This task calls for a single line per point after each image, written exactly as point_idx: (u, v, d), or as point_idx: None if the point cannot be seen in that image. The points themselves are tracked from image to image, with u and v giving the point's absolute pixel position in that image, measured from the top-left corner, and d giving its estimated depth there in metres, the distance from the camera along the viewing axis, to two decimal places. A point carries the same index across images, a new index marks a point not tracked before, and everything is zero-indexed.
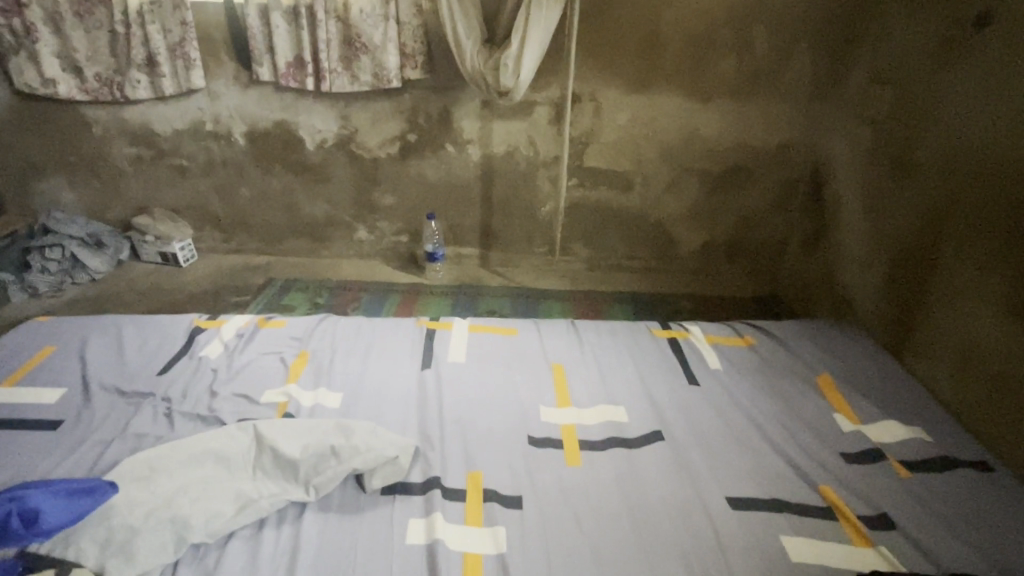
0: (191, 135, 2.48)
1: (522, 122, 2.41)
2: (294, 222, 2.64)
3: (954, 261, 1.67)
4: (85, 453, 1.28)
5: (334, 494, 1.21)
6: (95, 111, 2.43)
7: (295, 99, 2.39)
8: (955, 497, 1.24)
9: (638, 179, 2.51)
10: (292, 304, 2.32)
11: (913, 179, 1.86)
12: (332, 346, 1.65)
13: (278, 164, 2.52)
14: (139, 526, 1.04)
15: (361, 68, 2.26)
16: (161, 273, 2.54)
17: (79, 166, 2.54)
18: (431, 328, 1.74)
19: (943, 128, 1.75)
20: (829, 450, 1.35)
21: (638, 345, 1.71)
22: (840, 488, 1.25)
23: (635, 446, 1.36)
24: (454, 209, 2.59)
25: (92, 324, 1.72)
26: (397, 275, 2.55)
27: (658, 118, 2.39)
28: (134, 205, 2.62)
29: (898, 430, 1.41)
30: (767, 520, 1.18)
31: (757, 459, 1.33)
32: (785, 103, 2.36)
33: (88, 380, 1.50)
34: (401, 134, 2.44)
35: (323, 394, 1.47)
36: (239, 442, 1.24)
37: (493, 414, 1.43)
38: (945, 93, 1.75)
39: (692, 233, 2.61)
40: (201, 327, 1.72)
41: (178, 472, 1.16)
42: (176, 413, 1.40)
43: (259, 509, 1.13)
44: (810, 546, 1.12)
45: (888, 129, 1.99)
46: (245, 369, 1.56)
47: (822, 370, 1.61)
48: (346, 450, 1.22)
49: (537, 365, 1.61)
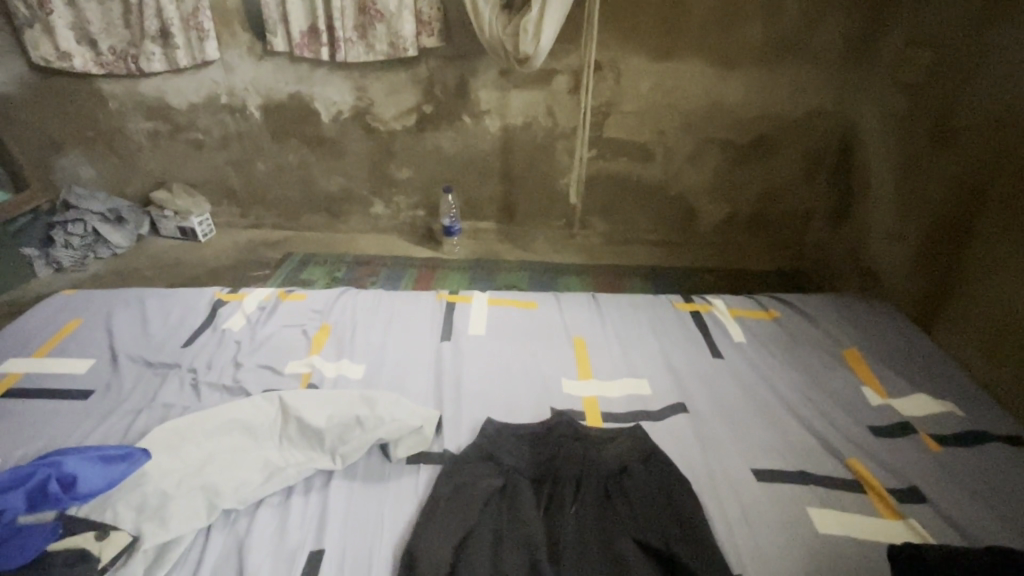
0: (206, 108, 2.46)
1: (541, 91, 2.35)
2: (310, 196, 2.62)
3: (992, 231, 1.61)
4: (116, 422, 1.31)
5: (359, 463, 1.22)
6: (111, 85, 2.42)
7: (309, 70, 2.36)
8: (987, 472, 1.21)
9: (660, 151, 2.45)
10: (311, 278, 2.33)
11: (950, 145, 1.78)
12: (352, 319, 1.66)
13: (294, 138, 2.50)
14: (173, 492, 1.07)
15: (377, 37, 2.21)
16: (181, 248, 2.56)
17: (97, 141, 2.54)
18: (451, 301, 1.74)
19: (986, 89, 1.66)
20: (857, 424, 1.33)
21: (660, 318, 1.69)
22: (868, 461, 1.23)
23: (657, 418, 1.35)
24: (471, 183, 2.55)
25: (117, 297, 1.74)
26: (413, 250, 2.54)
27: (682, 85, 2.31)
28: (153, 180, 2.63)
29: (929, 404, 1.37)
30: (793, 492, 1.17)
31: (782, 432, 1.31)
32: (814, 69, 2.27)
33: (116, 352, 1.52)
34: (416, 105, 2.40)
35: (345, 365, 1.48)
36: (264, 412, 1.26)
37: (514, 386, 1.44)
38: (987, 56, 1.66)
39: (713, 206, 2.56)
40: (223, 300, 1.73)
41: (206, 441, 1.18)
42: (202, 383, 1.42)
43: (286, 477, 1.15)
44: (837, 518, 1.11)
45: (924, 95, 1.91)
46: (267, 341, 1.57)
47: (850, 344, 1.57)
48: (371, 420, 1.23)
49: (558, 338, 1.60)
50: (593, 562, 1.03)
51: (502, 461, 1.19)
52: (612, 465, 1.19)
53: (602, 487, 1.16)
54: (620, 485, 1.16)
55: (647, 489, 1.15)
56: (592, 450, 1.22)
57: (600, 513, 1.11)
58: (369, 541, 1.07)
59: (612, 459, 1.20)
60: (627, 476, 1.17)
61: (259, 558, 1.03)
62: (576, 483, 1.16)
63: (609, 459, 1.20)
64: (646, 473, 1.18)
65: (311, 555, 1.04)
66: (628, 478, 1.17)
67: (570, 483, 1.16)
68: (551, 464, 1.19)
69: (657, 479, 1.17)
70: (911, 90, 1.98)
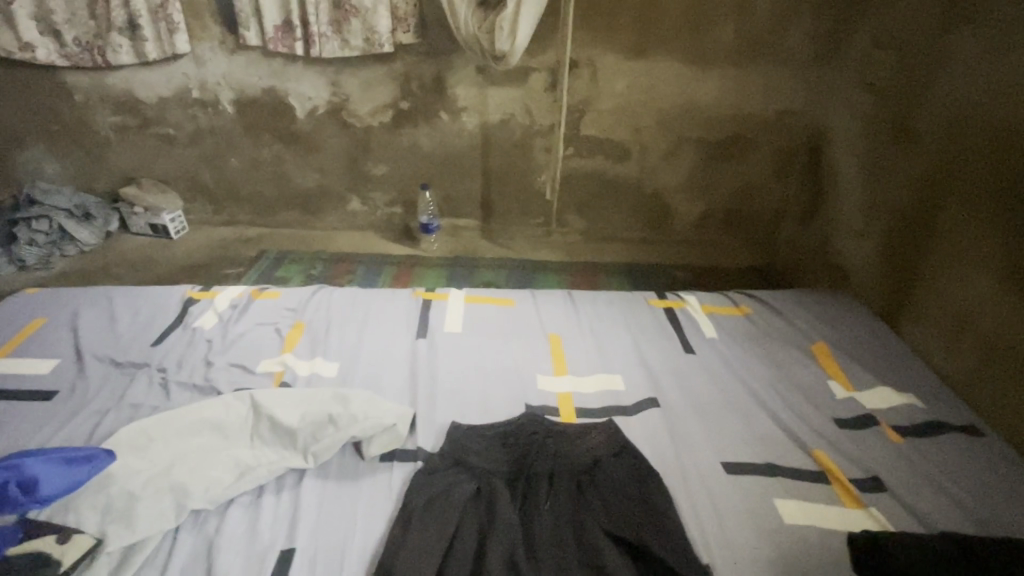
0: (177, 102, 2.41)
1: (518, 89, 2.35)
2: (285, 192, 2.59)
3: (953, 228, 1.67)
4: (81, 423, 1.28)
5: (332, 461, 1.21)
6: (76, 78, 2.35)
7: (284, 65, 2.33)
8: (945, 461, 1.25)
9: (636, 149, 2.47)
10: (286, 276, 2.30)
11: (915, 145, 1.84)
12: (327, 317, 1.64)
13: (268, 133, 2.46)
14: (140, 493, 1.05)
15: (352, 32, 2.19)
16: (151, 246, 2.50)
17: (62, 135, 2.47)
18: (427, 298, 1.73)
19: (949, 89, 1.71)
20: (823, 416, 1.36)
21: (635, 314, 1.71)
22: (832, 452, 1.27)
23: (630, 412, 1.37)
24: (448, 180, 2.55)
25: (83, 296, 1.70)
26: (391, 247, 2.52)
27: (658, 84, 2.34)
28: (122, 175, 2.56)
29: (891, 396, 1.42)
30: (759, 483, 1.20)
31: (751, 425, 1.34)
32: (787, 69, 2.32)
33: (81, 352, 1.48)
34: (393, 101, 2.39)
35: (319, 363, 1.47)
36: (235, 412, 1.24)
37: (490, 383, 1.44)
38: (947, 60, 1.72)
39: (689, 204, 2.59)
40: (194, 299, 1.70)
41: (175, 441, 1.16)
42: (171, 382, 1.39)
43: (257, 476, 1.14)
44: (802, 507, 1.14)
45: (889, 97, 1.97)
46: (239, 339, 1.55)
47: (818, 339, 1.61)
48: (344, 418, 1.22)
49: (534, 334, 1.61)
50: (565, 557, 1.04)
51: (475, 461, 1.19)
52: (585, 460, 1.21)
53: (574, 481, 1.17)
54: (594, 480, 1.17)
55: (618, 482, 1.17)
56: (564, 446, 1.23)
57: (572, 507, 1.12)
58: (341, 539, 1.07)
59: (584, 454, 1.22)
60: (601, 473, 1.18)
61: (229, 558, 1.02)
62: (549, 478, 1.17)
63: (582, 454, 1.22)
64: (619, 469, 1.19)
65: (282, 554, 1.03)
66: (600, 472, 1.19)
67: (541, 478, 1.17)
68: (524, 461, 1.20)
69: (630, 474, 1.18)
70: (877, 92, 2.04)
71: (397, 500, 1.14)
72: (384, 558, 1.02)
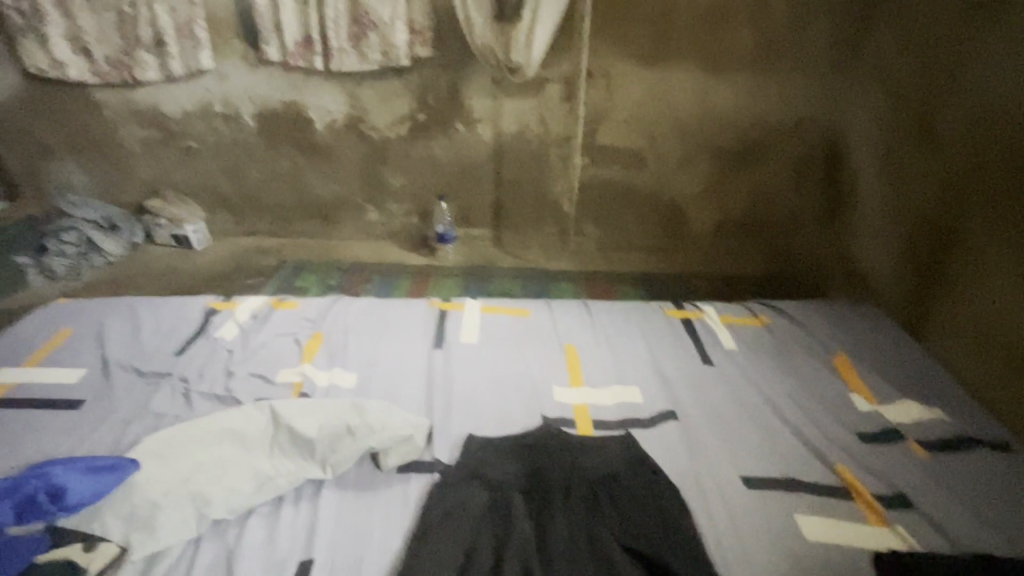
0: (201, 117, 2.47)
1: (533, 99, 2.37)
2: (304, 204, 2.63)
3: (979, 237, 1.63)
4: (106, 431, 1.31)
5: (350, 472, 1.22)
6: (105, 94, 2.43)
7: (304, 79, 2.37)
8: (974, 477, 1.22)
9: (652, 158, 2.47)
10: (304, 286, 2.33)
11: (938, 153, 1.80)
12: (345, 327, 1.66)
13: (288, 146, 2.51)
14: (162, 501, 1.07)
15: (370, 47, 2.23)
16: (175, 256, 2.55)
17: (91, 150, 2.55)
18: (444, 308, 1.74)
19: (973, 95, 1.68)
20: (845, 430, 1.33)
21: (652, 324, 1.70)
22: (856, 467, 1.24)
23: (647, 425, 1.36)
24: (464, 190, 2.57)
25: (110, 306, 1.74)
26: (407, 257, 2.54)
27: (674, 93, 2.33)
28: (147, 188, 2.63)
29: (917, 410, 1.38)
30: (781, 499, 1.17)
31: (771, 438, 1.32)
32: (804, 76, 2.30)
33: (107, 361, 1.52)
34: (410, 114, 2.42)
35: (337, 373, 1.49)
36: (255, 422, 1.26)
37: (505, 394, 1.44)
38: (970, 66, 1.69)
39: (706, 213, 2.57)
40: (216, 309, 1.73)
41: (197, 450, 1.18)
42: (193, 392, 1.42)
43: (277, 486, 1.16)
44: (825, 523, 1.12)
45: (911, 104, 1.94)
46: (260, 349, 1.57)
47: (839, 351, 1.59)
48: (362, 429, 1.23)
49: (550, 345, 1.61)
50: (583, 571, 1.03)
51: (490, 476, 1.19)
52: (602, 473, 1.20)
53: (591, 494, 1.16)
54: (613, 494, 1.16)
55: (636, 496, 1.15)
56: (580, 459, 1.23)
57: (589, 520, 1.11)
58: (358, 550, 1.07)
59: (601, 467, 1.21)
60: (619, 487, 1.17)
61: (249, 567, 1.03)
62: (565, 491, 1.16)
63: (599, 467, 1.21)
64: (638, 482, 1.18)
65: (300, 565, 1.04)
66: (617, 485, 1.18)
67: (558, 490, 1.16)
68: (540, 473, 1.20)
69: (649, 488, 1.17)
70: (897, 99, 2.01)
71: (413, 512, 1.14)
72: (400, 570, 1.02)
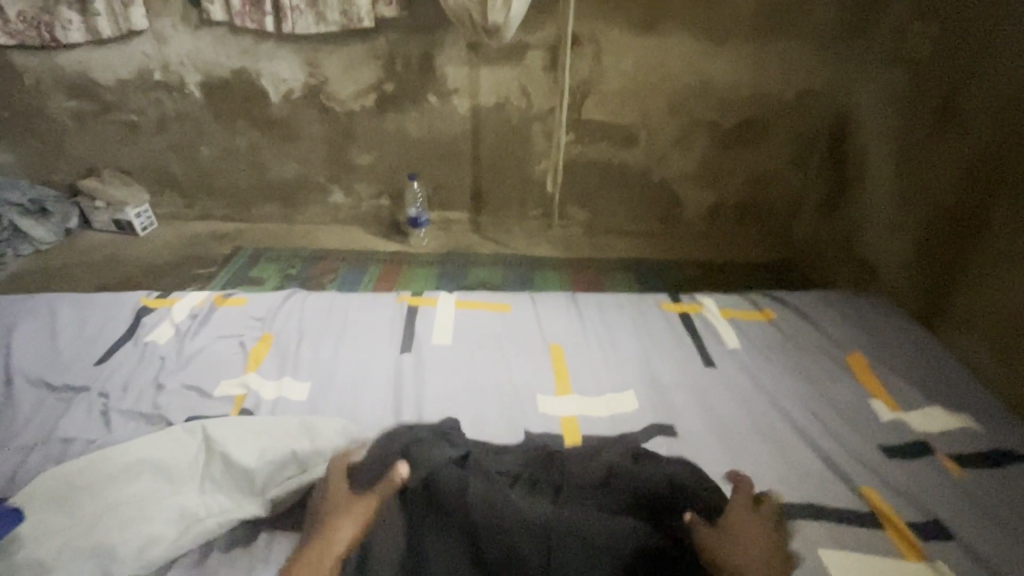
0: (138, 85, 2.18)
1: (513, 68, 2.14)
2: (262, 184, 2.37)
3: (1009, 222, 1.48)
4: (2, 463, 1.09)
5: (296, 509, 1.02)
6: (24, 58, 2.13)
7: (254, 43, 2.10)
8: (1014, 499, 1.08)
9: (644, 134, 2.26)
10: (261, 276, 2.10)
11: (959, 129, 1.64)
12: (299, 328, 1.45)
13: (239, 119, 2.24)
14: (55, 560, 0.87)
15: (328, 5, 1.97)
16: (115, 244, 2.29)
17: (13, 123, 2.24)
18: (413, 304, 1.54)
19: (1006, 64, 1.51)
20: (868, 444, 1.18)
21: (647, 320, 1.52)
22: (884, 489, 1.08)
23: (646, 441, 1.19)
24: (439, 169, 2.34)
25: (22, 305, 1.49)
26: (378, 243, 2.31)
27: (668, 61, 2.12)
28: (81, 167, 2.34)
29: (945, 418, 1.24)
30: (801, 528, 1.02)
31: (786, 455, 1.16)
32: (808, 45, 2.10)
33: (13, 374, 1.29)
34: (376, 83, 2.17)
35: (287, 385, 1.28)
36: (184, 449, 1.06)
37: (482, 406, 1.25)
38: (1001, 32, 1.52)
39: (700, 193, 2.38)
40: (149, 307, 1.50)
41: (106, 487, 0.97)
42: (114, 411, 1.20)
43: (205, 531, 0.95)
44: (854, 560, 0.96)
45: (929, 74, 1.76)
46: (197, 356, 1.35)
47: (854, 350, 1.43)
48: (311, 457, 1.04)
49: (534, 347, 1.42)
50: None
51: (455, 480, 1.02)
52: (597, 474, 1.05)
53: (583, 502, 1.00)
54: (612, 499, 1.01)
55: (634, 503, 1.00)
56: (566, 466, 1.07)
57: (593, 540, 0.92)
58: None
59: (591, 473, 1.05)
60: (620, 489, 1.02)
61: None
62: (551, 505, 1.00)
63: (592, 471, 1.05)
64: (639, 484, 1.02)
65: None
66: (614, 487, 1.02)
67: (543, 506, 1.00)
68: (523, 486, 1.03)
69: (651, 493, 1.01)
70: (912, 69, 1.84)
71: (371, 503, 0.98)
72: None
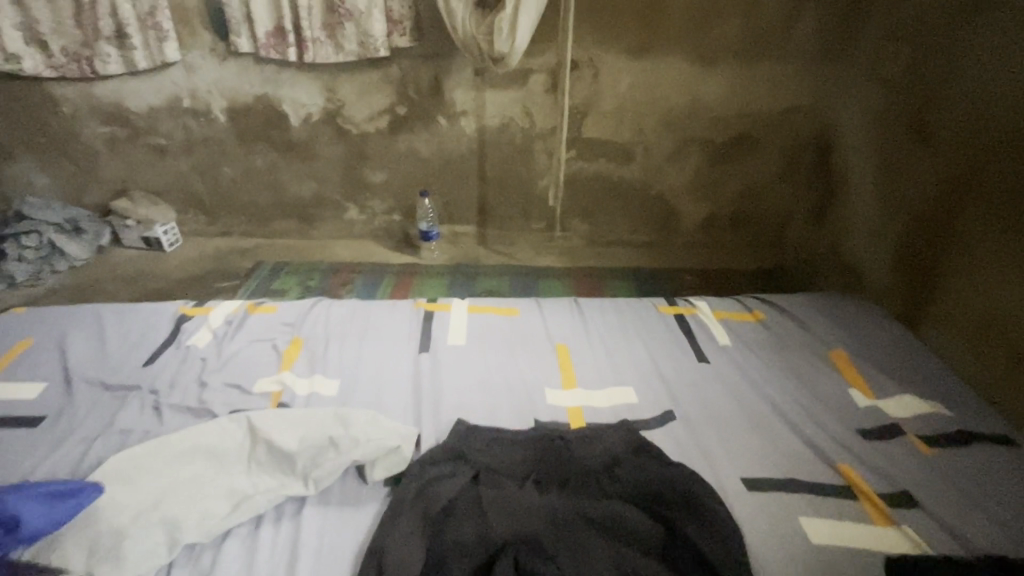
0: (168, 112, 2.35)
1: (517, 91, 2.30)
2: (281, 202, 2.53)
3: (976, 228, 1.62)
4: (68, 451, 1.22)
5: (334, 488, 1.15)
6: (64, 89, 2.30)
7: (277, 72, 2.27)
8: (978, 473, 1.19)
9: (640, 151, 2.42)
10: (283, 288, 2.24)
11: (930, 143, 1.79)
12: (326, 331, 1.58)
13: (262, 142, 2.40)
14: (129, 529, 0.99)
15: (346, 37, 2.14)
16: (144, 259, 2.43)
17: (51, 148, 2.41)
18: (430, 309, 1.67)
19: (967, 83, 1.66)
20: (846, 427, 1.30)
21: (645, 321, 1.65)
22: (860, 466, 1.20)
23: (645, 427, 1.31)
24: (448, 186, 2.49)
25: (72, 314, 1.63)
26: (391, 256, 2.46)
27: (661, 83, 2.29)
28: (112, 188, 2.50)
29: (915, 404, 1.36)
30: (784, 502, 1.13)
31: (771, 438, 1.28)
32: (793, 67, 2.26)
33: (70, 375, 1.42)
34: (389, 107, 2.33)
35: (318, 381, 1.41)
36: (231, 437, 1.18)
37: (496, 399, 1.38)
38: (964, 55, 1.67)
39: (695, 205, 2.53)
40: (188, 315, 1.64)
41: (167, 469, 1.10)
42: (164, 405, 1.33)
43: (255, 505, 1.08)
44: (833, 528, 1.08)
45: (903, 93, 1.92)
46: (235, 358, 1.48)
47: (835, 345, 1.56)
48: (346, 441, 1.17)
49: (541, 346, 1.55)
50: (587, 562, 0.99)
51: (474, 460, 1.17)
52: (604, 458, 1.17)
53: (591, 481, 1.13)
54: (616, 477, 1.13)
55: (639, 481, 1.12)
56: (575, 448, 1.19)
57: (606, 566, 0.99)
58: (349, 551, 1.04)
59: (600, 454, 1.18)
60: (624, 470, 1.15)
61: None
62: (561, 484, 1.14)
63: (600, 453, 1.18)
64: (641, 466, 1.16)
65: None
66: (619, 468, 1.15)
67: (556, 485, 1.13)
68: (537, 467, 1.16)
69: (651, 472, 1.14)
70: (888, 89, 1.99)
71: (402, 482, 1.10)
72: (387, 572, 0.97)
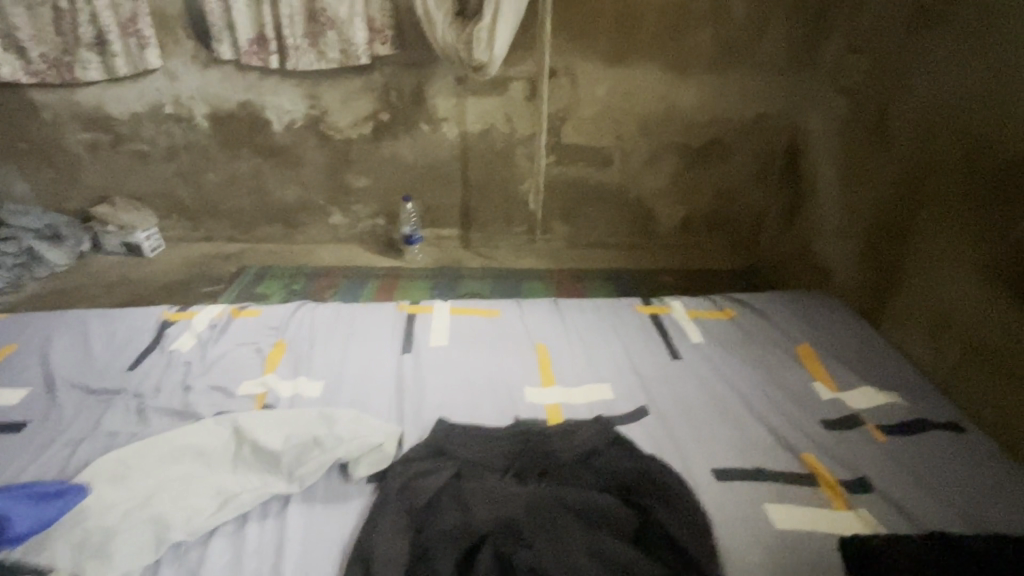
0: (150, 118, 2.36)
1: (497, 97, 2.35)
2: (265, 207, 2.54)
3: (929, 228, 1.70)
4: (54, 454, 1.23)
5: (319, 485, 1.18)
6: (44, 95, 2.30)
7: (259, 78, 2.30)
8: (931, 459, 1.27)
9: (618, 155, 2.48)
10: (268, 292, 2.26)
11: (889, 148, 1.88)
12: (310, 334, 1.61)
13: (245, 148, 2.42)
14: (117, 527, 1.02)
15: (328, 44, 2.17)
16: (126, 265, 2.43)
17: (31, 154, 2.40)
18: (412, 311, 1.71)
19: (921, 92, 1.75)
20: (810, 419, 1.37)
21: (622, 320, 1.71)
22: (822, 455, 1.27)
23: (620, 422, 1.37)
24: (431, 191, 2.53)
25: (55, 320, 1.64)
26: (375, 260, 2.49)
27: (638, 90, 2.35)
28: (93, 194, 2.49)
29: (875, 395, 1.43)
30: (750, 490, 1.19)
31: (740, 430, 1.34)
32: (762, 75, 2.35)
33: (54, 380, 1.43)
34: (372, 113, 2.37)
35: (302, 383, 1.44)
36: (217, 437, 1.21)
37: (477, 397, 1.43)
38: (919, 65, 1.76)
39: (670, 209, 2.60)
40: (171, 320, 1.66)
41: (155, 469, 1.14)
42: (149, 408, 1.35)
43: (241, 503, 1.11)
44: (795, 513, 1.14)
45: (864, 101, 2.01)
46: (219, 361, 1.51)
47: (802, 341, 1.63)
48: (330, 440, 1.20)
49: (521, 345, 1.60)
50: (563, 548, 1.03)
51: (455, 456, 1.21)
52: (581, 452, 1.22)
53: (568, 473, 1.18)
54: (592, 469, 1.19)
55: (614, 473, 1.17)
56: (554, 442, 1.24)
57: (583, 549, 1.03)
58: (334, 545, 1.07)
59: (577, 448, 1.23)
60: (599, 461, 1.20)
61: None
62: (539, 476, 1.18)
63: (577, 447, 1.23)
64: (616, 459, 1.21)
65: None
66: (595, 461, 1.20)
67: (534, 478, 1.18)
68: (517, 461, 1.21)
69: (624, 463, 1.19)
70: (850, 96, 2.09)
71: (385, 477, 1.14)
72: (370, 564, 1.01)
